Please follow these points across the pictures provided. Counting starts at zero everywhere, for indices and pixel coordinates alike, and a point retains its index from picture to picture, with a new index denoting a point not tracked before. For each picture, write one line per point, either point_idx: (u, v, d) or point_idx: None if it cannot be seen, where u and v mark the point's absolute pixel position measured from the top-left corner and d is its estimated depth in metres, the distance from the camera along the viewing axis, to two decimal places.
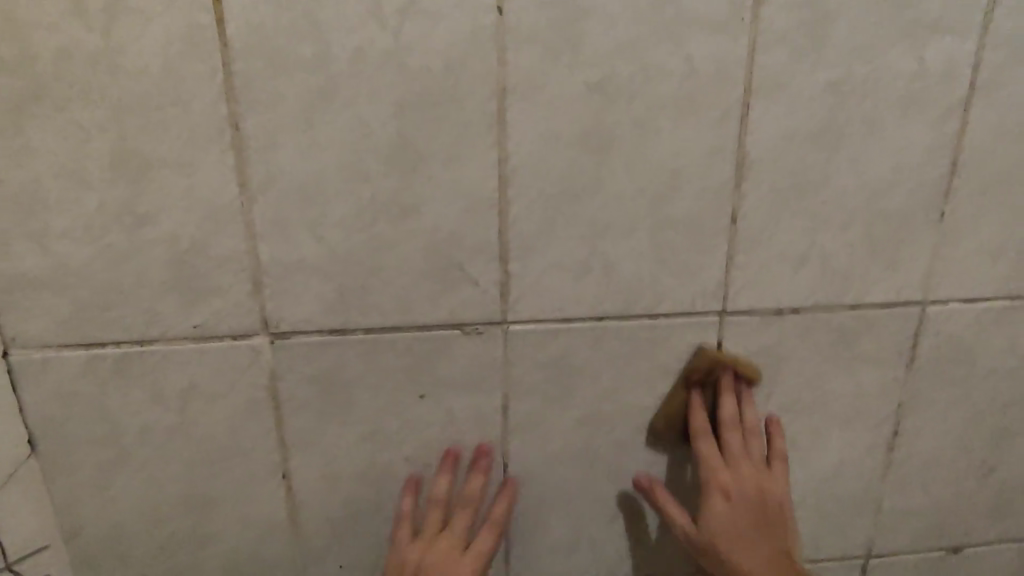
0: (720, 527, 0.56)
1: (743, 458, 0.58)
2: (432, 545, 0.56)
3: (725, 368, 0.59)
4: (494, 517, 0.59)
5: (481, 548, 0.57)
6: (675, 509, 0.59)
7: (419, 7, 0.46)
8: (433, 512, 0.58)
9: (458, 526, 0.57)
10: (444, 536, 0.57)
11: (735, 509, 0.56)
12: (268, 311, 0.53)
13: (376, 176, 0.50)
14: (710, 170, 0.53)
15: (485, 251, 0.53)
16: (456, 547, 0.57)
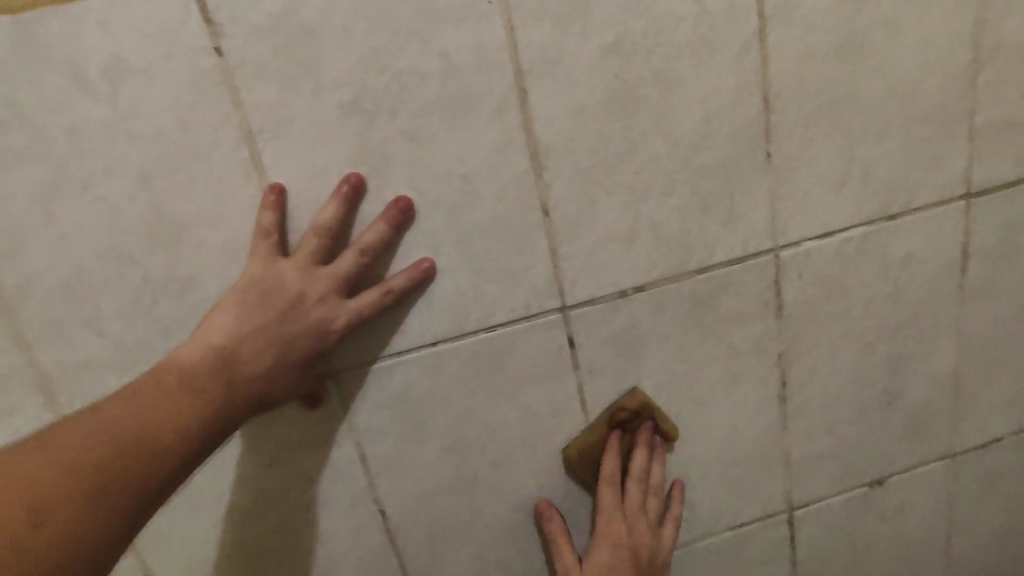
0: (596, 563, 0.57)
1: (637, 496, 0.58)
2: (257, 309, 0.44)
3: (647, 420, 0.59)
4: (342, 269, 0.46)
5: (337, 315, 0.46)
6: (564, 546, 0.58)
7: (128, 67, 0.42)
8: (282, 273, 0.45)
9: (315, 280, 0.46)
10: (281, 293, 0.45)
11: (614, 561, 0.56)
12: None
13: (140, 254, 0.46)
14: (504, 166, 0.49)
15: None
16: (294, 304, 0.45)
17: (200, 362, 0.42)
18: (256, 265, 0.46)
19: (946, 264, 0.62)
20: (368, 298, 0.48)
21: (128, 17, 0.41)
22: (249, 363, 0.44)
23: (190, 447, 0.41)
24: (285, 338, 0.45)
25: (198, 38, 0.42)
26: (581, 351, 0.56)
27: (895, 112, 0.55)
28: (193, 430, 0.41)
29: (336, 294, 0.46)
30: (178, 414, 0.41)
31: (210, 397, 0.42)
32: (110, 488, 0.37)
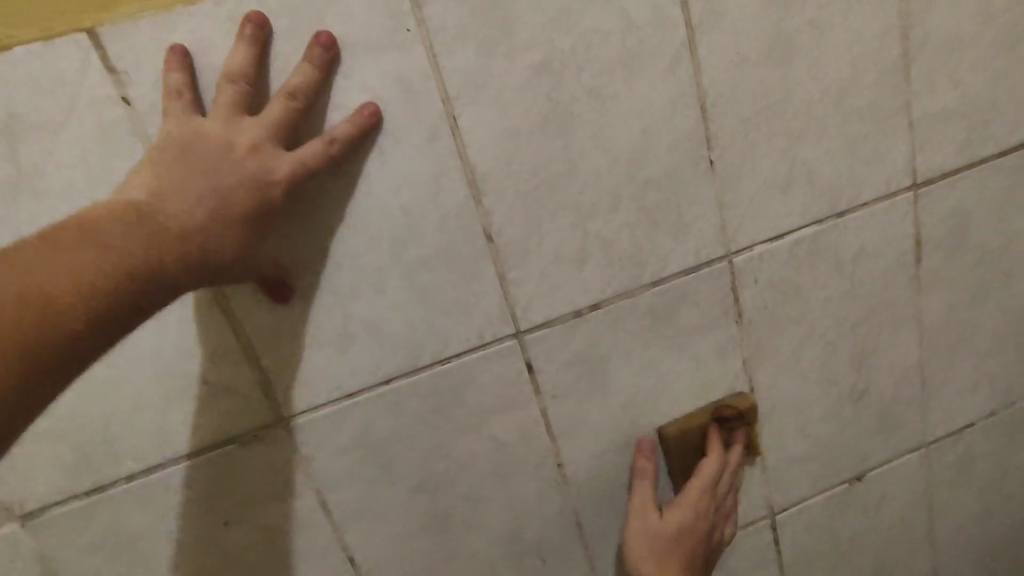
0: (669, 546, 0.56)
1: (722, 488, 0.59)
2: (196, 166, 0.39)
3: (741, 427, 0.61)
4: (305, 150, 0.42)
5: (275, 163, 0.41)
6: (643, 484, 0.57)
7: (31, 125, 0.40)
8: (237, 137, 0.40)
9: (262, 155, 0.40)
10: (240, 169, 0.39)
11: (682, 541, 0.56)
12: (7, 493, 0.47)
13: None
14: (442, 195, 0.48)
15: (224, 354, 0.48)
16: (242, 165, 0.40)
17: (117, 220, 0.36)
18: (209, 125, 0.40)
19: (899, 255, 0.62)
20: (312, 147, 0.42)
21: (24, 71, 0.40)
22: (185, 238, 0.37)
23: (90, 316, 0.33)
24: (224, 189, 0.39)
25: (104, 89, 0.41)
26: (542, 376, 0.54)
27: (829, 111, 0.55)
28: (97, 288, 0.33)
29: (276, 146, 0.41)
30: (81, 268, 0.33)
31: (123, 254, 0.35)
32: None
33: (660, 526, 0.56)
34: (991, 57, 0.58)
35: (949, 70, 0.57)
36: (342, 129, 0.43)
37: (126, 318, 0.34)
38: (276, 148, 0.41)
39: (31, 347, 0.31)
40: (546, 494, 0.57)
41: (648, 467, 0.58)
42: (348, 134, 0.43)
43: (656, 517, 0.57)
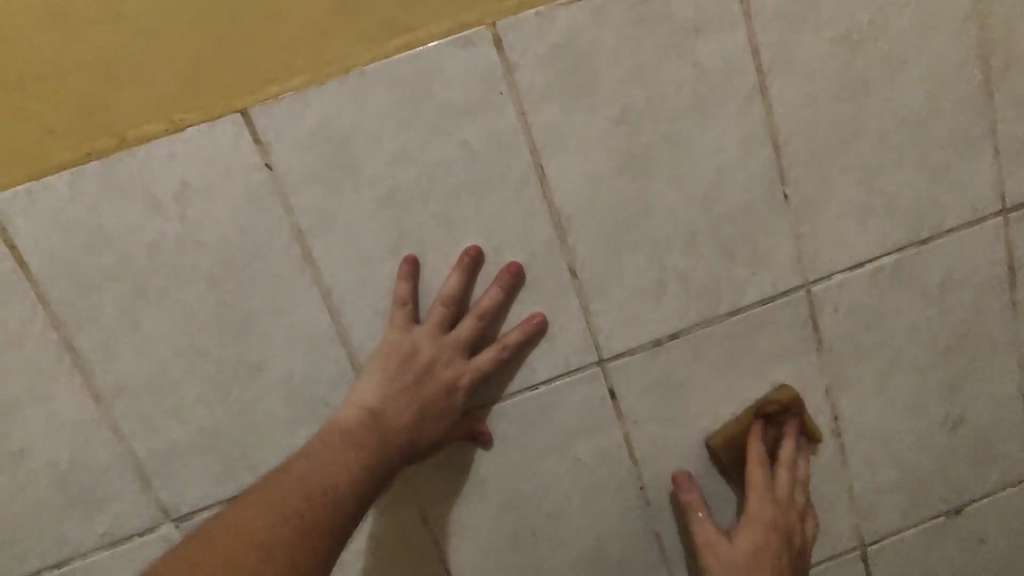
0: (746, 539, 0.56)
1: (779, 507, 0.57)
2: (406, 385, 0.51)
3: (794, 416, 0.59)
4: (486, 359, 0.52)
5: (463, 373, 0.52)
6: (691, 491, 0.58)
7: (195, 190, 0.49)
8: (437, 357, 0.51)
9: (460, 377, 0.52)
10: (438, 383, 0.51)
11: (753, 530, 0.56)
12: (163, 499, 0.54)
13: (214, 348, 0.52)
14: (530, 235, 0.53)
15: (343, 379, 0.53)
16: (422, 355, 0.51)
17: (357, 423, 0.49)
18: (415, 342, 0.51)
19: (990, 280, 0.60)
20: (488, 355, 0.53)
21: (192, 147, 0.49)
22: (377, 387, 0.50)
23: (358, 500, 0.47)
24: (423, 397, 0.51)
25: (252, 157, 0.49)
26: (623, 401, 0.57)
27: (906, 142, 0.56)
28: (359, 481, 0.47)
29: (462, 358, 0.52)
30: (345, 467, 0.47)
31: (367, 451, 0.48)
32: (298, 522, 0.43)
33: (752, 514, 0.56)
34: None
35: None
36: (515, 334, 0.53)
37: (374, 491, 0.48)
38: (461, 357, 0.52)
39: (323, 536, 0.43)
40: (629, 516, 0.60)
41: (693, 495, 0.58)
42: (520, 336, 0.53)
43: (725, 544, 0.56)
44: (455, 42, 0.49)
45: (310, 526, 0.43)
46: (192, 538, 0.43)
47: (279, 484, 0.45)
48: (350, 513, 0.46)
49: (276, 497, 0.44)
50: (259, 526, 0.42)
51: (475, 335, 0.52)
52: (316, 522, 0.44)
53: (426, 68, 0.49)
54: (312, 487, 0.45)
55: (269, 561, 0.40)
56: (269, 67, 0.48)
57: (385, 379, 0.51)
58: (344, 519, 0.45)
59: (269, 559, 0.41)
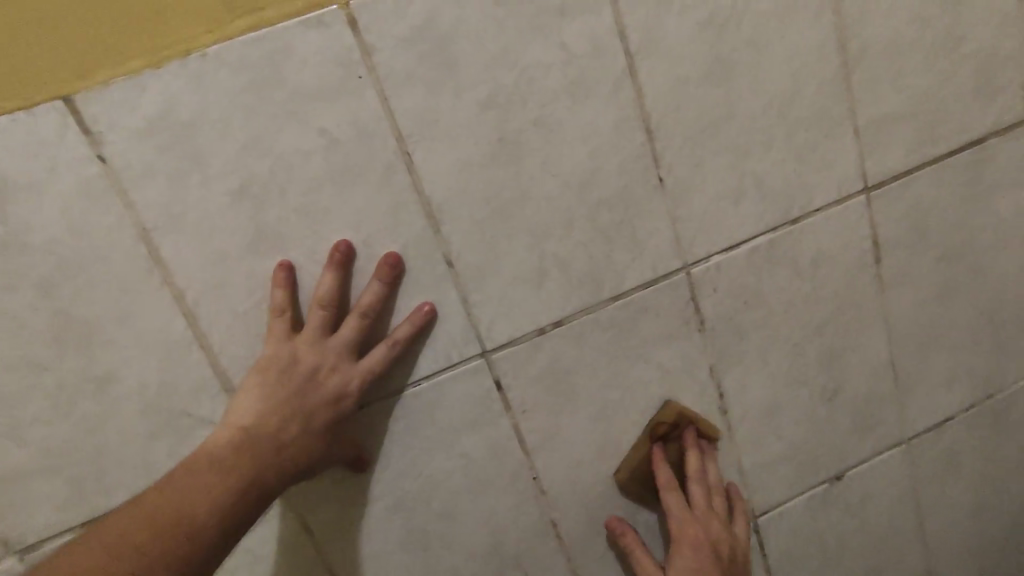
0: (707, 509, 0.60)
1: (707, 517, 0.59)
2: (288, 395, 0.48)
3: (689, 424, 0.61)
4: (377, 358, 0.50)
5: (352, 376, 0.49)
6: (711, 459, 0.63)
7: (16, 186, 0.44)
8: (323, 361, 0.49)
9: (349, 380, 0.49)
10: (325, 390, 0.48)
11: (710, 492, 0.61)
12: (3, 530, 0.49)
13: (52, 361, 0.47)
14: (400, 226, 0.51)
15: (204, 387, 0.50)
16: (306, 362, 0.48)
17: (230, 441, 0.46)
18: (297, 349, 0.48)
19: (858, 257, 0.63)
20: (377, 355, 0.50)
21: (8, 138, 0.44)
22: (257, 402, 0.47)
23: (224, 525, 0.43)
24: (310, 405, 0.48)
25: (80, 148, 0.44)
26: (510, 393, 0.56)
27: (773, 124, 0.57)
28: (227, 504, 0.43)
29: (349, 360, 0.50)
30: (213, 489, 0.43)
31: (241, 470, 0.45)
32: (135, 553, 0.40)
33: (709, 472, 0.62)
34: (929, 63, 0.60)
35: (891, 76, 0.59)
36: (402, 330, 0.51)
37: (248, 514, 0.45)
38: (349, 359, 0.49)
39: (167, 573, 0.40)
40: (524, 508, 0.59)
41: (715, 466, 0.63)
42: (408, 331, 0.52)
43: (699, 493, 0.60)
44: (305, 23, 0.46)
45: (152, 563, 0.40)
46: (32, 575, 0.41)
47: (131, 514, 0.42)
48: (213, 540, 0.42)
49: (121, 530, 0.41)
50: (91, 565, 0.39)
51: (361, 334, 0.50)
52: (166, 551, 0.40)
53: (275, 50, 0.46)
54: (165, 516, 0.41)
55: None
56: (92, 48, 0.43)
57: (264, 391, 0.47)
58: (204, 548, 0.42)
59: None
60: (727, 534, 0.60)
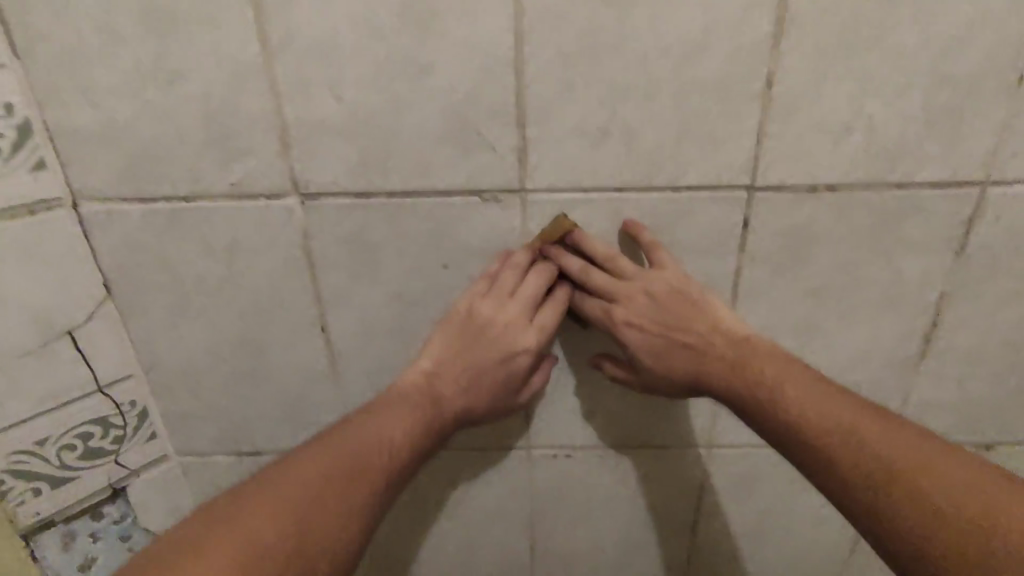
0: (657, 336, 0.57)
1: (670, 368, 0.58)
2: (473, 339, 0.59)
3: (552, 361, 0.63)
4: (542, 321, 0.58)
5: (524, 337, 0.58)
6: (601, 271, 0.57)
7: None
8: (501, 317, 0.58)
9: (523, 337, 0.58)
10: (497, 345, 0.58)
11: (642, 327, 0.57)
12: (297, 172, 0.55)
13: (391, 33, 0.50)
14: (746, 25, 0.49)
15: (503, 114, 0.53)
16: (488, 316, 0.58)
17: (417, 380, 0.59)
18: (482, 304, 0.58)
19: None
20: (547, 317, 0.59)
21: None
22: (441, 350, 0.59)
23: (411, 454, 0.56)
24: (482, 357, 0.59)
25: None
26: (751, 235, 0.58)
27: None
28: (414, 437, 0.57)
29: (525, 321, 0.58)
30: (405, 419, 0.56)
31: (423, 413, 0.57)
32: (357, 469, 0.52)
33: (603, 308, 0.58)
34: None
35: None
36: (562, 294, 0.59)
37: (428, 445, 0.58)
38: (520, 323, 0.58)
39: (368, 485, 0.53)
40: None
41: (605, 248, 0.57)
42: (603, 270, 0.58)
43: (636, 336, 0.57)
44: None
45: (353, 490, 0.52)
46: (319, 439, 0.55)
47: (343, 433, 0.54)
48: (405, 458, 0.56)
49: (339, 451, 0.53)
50: (312, 490, 0.50)
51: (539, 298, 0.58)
52: (389, 466, 0.54)
53: None
54: (365, 446, 0.54)
55: (332, 500, 0.50)
56: None
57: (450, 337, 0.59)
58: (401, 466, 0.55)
59: (342, 495, 0.51)
60: (706, 337, 0.57)
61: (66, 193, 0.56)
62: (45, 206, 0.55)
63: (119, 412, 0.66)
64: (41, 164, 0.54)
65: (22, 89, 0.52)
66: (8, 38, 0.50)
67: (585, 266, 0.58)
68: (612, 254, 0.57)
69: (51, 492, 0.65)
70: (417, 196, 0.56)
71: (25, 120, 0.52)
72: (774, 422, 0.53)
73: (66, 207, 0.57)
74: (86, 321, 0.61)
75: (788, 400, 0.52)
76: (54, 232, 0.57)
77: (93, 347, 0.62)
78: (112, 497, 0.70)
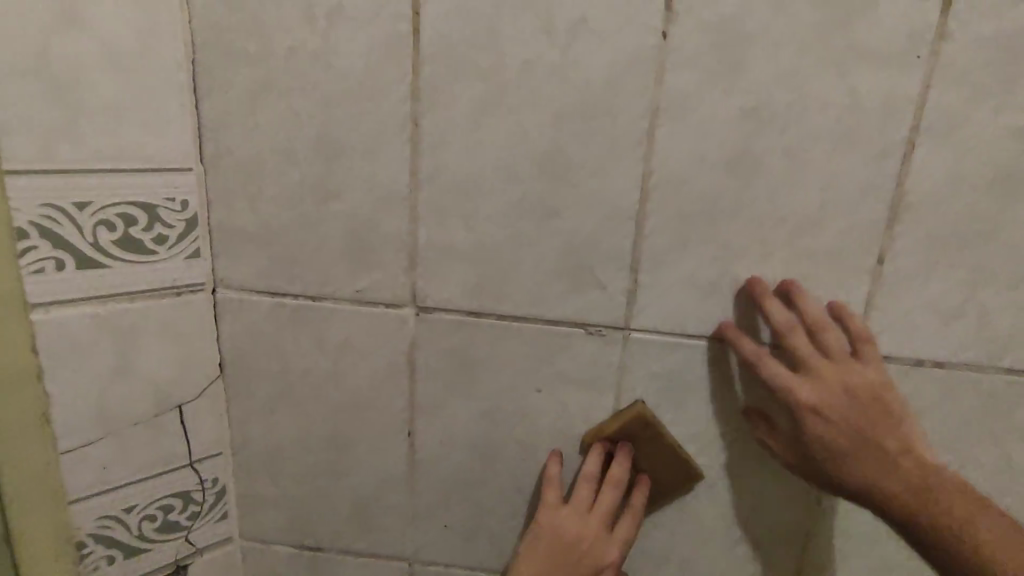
0: (846, 412, 0.51)
1: (838, 435, 0.51)
2: (563, 552, 0.59)
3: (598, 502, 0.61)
4: (625, 527, 0.60)
5: (610, 547, 0.59)
6: (831, 333, 0.53)
7: (589, 29, 0.51)
8: (586, 529, 0.59)
9: (609, 543, 0.59)
10: (587, 554, 0.59)
11: (825, 395, 0.52)
12: (418, 286, 0.60)
13: (528, 178, 0.55)
14: (862, 205, 0.53)
15: (618, 258, 0.56)
16: (574, 534, 0.59)
17: None
18: (565, 520, 0.59)
19: None
20: (625, 526, 0.60)
21: None
22: (531, 567, 0.58)
23: None
24: (574, 570, 0.59)
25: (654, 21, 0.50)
26: None
27: None
28: None
29: (605, 529, 0.60)
30: None
31: None
32: None
33: (820, 366, 0.52)
34: None
35: None
36: (638, 502, 0.61)
37: None
38: (603, 535, 0.59)
39: None
40: (790, 502, 0.62)
41: (822, 313, 0.53)
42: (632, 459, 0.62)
43: (821, 423, 0.52)
44: None
45: None
46: None
47: None
48: None
49: None
50: None
51: (615, 504, 0.60)
52: None
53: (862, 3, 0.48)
54: None
55: None
56: None
57: (539, 558, 0.58)
58: None
59: None
60: (879, 441, 0.51)
61: (210, 279, 0.62)
62: (189, 289, 0.61)
63: (201, 488, 0.68)
64: (195, 252, 0.60)
65: (197, 188, 0.59)
66: (199, 147, 0.58)
67: (786, 336, 0.53)
68: (828, 333, 0.53)
69: (124, 561, 0.66)
70: (524, 320, 0.59)
71: (193, 214, 0.59)
72: (945, 553, 0.47)
73: (206, 291, 0.62)
74: (195, 397, 0.64)
75: (961, 527, 0.46)
76: (190, 313, 0.62)
77: (193, 423, 0.65)
78: (172, 574, 0.69)
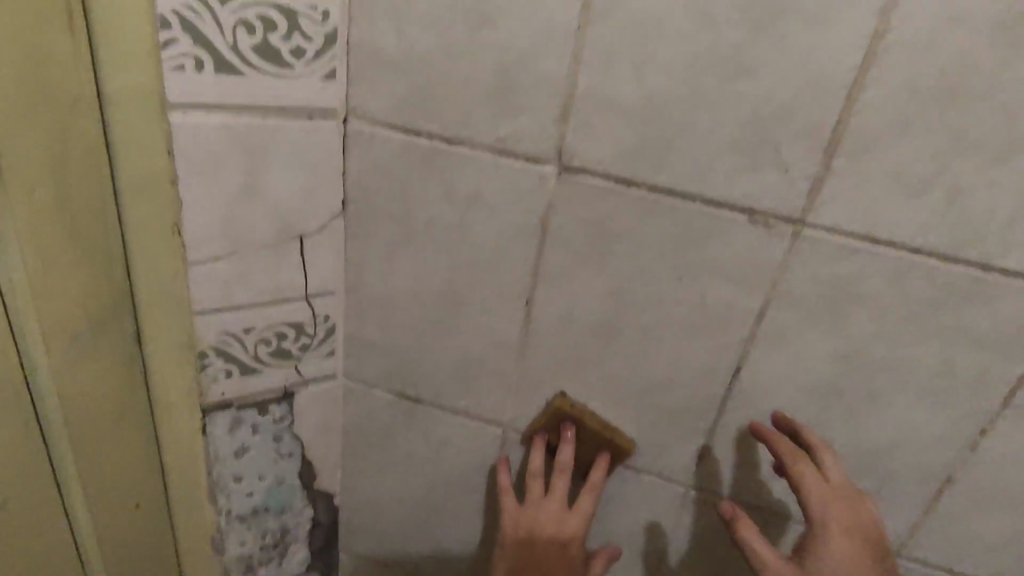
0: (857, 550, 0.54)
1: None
2: (546, 531, 0.67)
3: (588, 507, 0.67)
4: (584, 506, 0.67)
5: (568, 523, 0.67)
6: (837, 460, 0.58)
7: None
8: (547, 504, 0.68)
9: (566, 520, 0.67)
10: (553, 527, 0.67)
11: (848, 543, 0.55)
12: (567, 142, 0.53)
13: (725, 24, 0.46)
14: None
15: (812, 137, 0.47)
16: (547, 510, 0.67)
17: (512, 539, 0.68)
18: (547, 508, 0.67)
19: None
20: (584, 506, 0.67)
21: None
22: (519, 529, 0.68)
23: None
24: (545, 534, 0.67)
25: None
26: None
27: None
28: None
29: (561, 504, 0.67)
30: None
31: None
32: None
33: (834, 517, 0.55)
34: None
35: None
36: (598, 471, 0.67)
37: None
38: (564, 513, 0.67)
39: None
40: (933, 444, 0.57)
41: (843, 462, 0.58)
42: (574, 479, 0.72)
43: (840, 543, 0.54)
44: None
45: None
46: None
47: None
48: None
49: None
50: None
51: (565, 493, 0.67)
52: None
53: None
54: None
55: None
56: None
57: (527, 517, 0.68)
58: None
59: None
60: None
61: (343, 107, 0.57)
62: (321, 114, 0.57)
63: (313, 323, 0.68)
64: (331, 74, 0.55)
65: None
66: None
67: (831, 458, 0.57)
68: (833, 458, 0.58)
69: (239, 377, 0.68)
70: (678, 198, 0.52)
71: (333, 28, 0.54)
72: None
73: (338, 120, 0.58)
74: (316, 231, 0.63)
75: None
76: (320, 141, 0.58)
77: (313, 256, 0.64)
78: (280, 399, 0.72)
